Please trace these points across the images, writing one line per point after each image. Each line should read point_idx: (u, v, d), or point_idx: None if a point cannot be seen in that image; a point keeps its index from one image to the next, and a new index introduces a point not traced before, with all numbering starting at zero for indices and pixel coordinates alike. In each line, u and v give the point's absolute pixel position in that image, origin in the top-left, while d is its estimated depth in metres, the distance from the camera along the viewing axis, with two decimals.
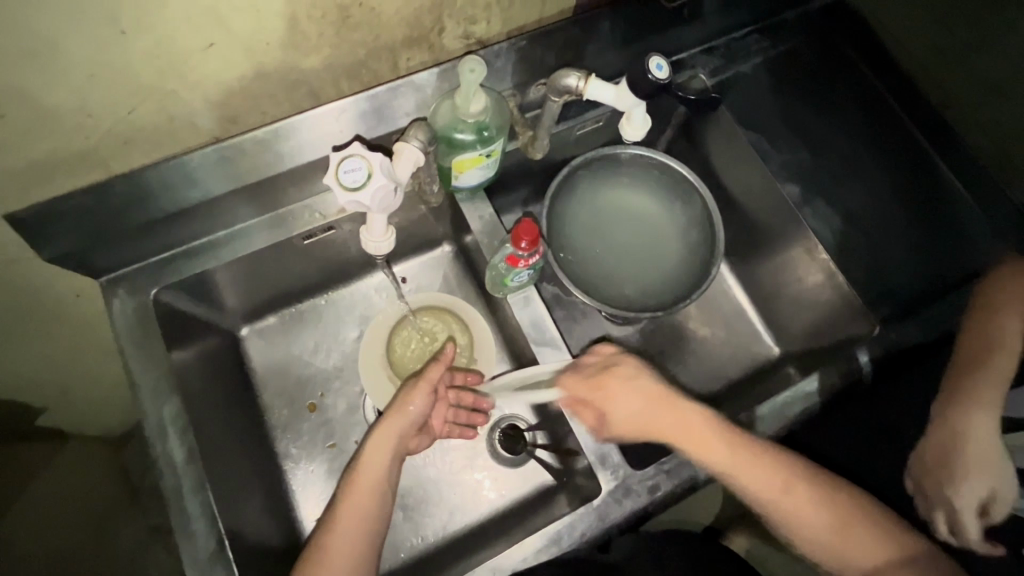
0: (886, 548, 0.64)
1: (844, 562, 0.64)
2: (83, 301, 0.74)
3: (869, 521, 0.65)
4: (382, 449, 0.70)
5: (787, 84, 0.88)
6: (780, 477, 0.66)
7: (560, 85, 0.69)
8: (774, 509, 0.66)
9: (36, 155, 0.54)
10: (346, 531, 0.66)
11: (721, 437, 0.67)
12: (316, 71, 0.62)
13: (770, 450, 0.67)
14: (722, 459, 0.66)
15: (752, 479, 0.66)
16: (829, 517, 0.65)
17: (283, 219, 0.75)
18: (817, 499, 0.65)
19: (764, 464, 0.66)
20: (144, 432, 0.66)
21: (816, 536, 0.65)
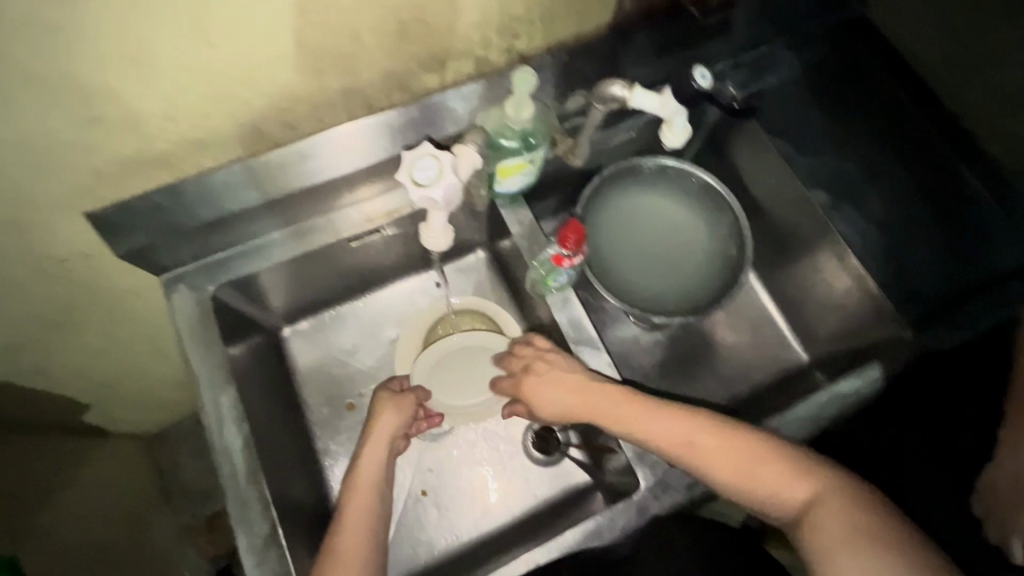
0: (803, 488, 0.64)
1: (774, 507, 0.65)
2: (143, 295, 0.79)
3: (779, 455, 0.65)
4: (377, 450, 0.73)
5: (812, 96, 0.91)
6: (687, 428, 0.68)
7: (606, 94, 0.73)
8: (687, 464, 0.68)
9: (122, 156, 0.59)
10: (360, 514, 0.69)
11: (618, 402, 0.72)
12: (372, 82, 0.66)
13: (669, 406, 0.70)
14: (626, 420, 0.71)
15: (656, 432, 0.69)
16: (737, 459, 0.65)
17: (332, 223, 0.79)
18: (723, 442, 0.67)
19: (665, 418, 0.70)
20: (203, 419, 0.70)
21: (734, 485, 0.65)
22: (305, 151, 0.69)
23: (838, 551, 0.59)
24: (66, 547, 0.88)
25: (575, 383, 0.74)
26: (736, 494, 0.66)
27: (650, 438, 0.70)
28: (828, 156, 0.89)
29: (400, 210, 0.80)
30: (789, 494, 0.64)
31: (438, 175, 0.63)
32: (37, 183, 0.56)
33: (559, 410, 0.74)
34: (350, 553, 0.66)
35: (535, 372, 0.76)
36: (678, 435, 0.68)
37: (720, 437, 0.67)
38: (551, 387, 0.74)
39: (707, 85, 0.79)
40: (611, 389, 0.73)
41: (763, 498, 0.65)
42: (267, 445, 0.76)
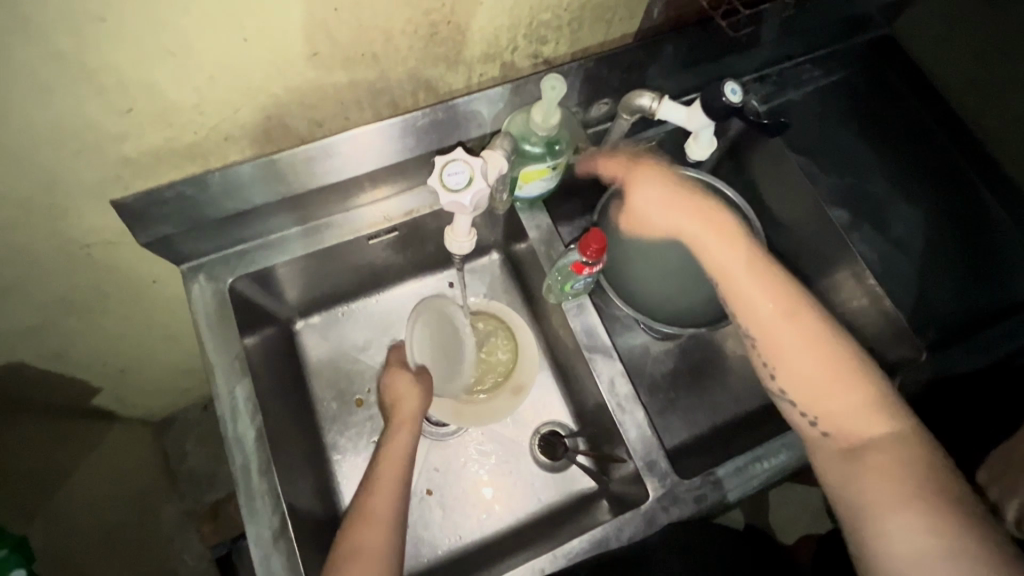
0: (883, 423, 0.64)
1: (840, 423, 0.66)
2: (162, 283, 0.79)
3: (876, 397, 0.66)
4: (407, 430, 0.74)
5: (834, 112, 0.91)
6: (801, 325, 0.69)
7: (633, 105, 0.72)
8: (780, 352, 0.69)
9: (150, 147, 0.59)
10: (390, 479, 0.70)
11: (742, 268, 0.73)
12: (400, 82, 0.66)
13: (781, 292, 0.71)
14: (740, 284, 0.72)
15: (755, 310, 0.71)
16: (832, 369, 0.67)
17: (351, 220, 0.80)
18: (830, 349, 0.68)
19: (771, 305, 0.71)
20: (218, 410, 0.71)
21: (812, 387, 0.67)
22: (326, 149, 0.69)
23: (879, 494, 0.61)
24: (75, 527, 0.89)
25: (707, 216, 0.75)
26: (802, 395, 0.68)
27: (751, 317, 0.71)
28: (848, 175, 0.89)
29: (420, 210, 0.81)
30: (861, 425, 0.65)
31: (468, 181, 0.63)
32: (69, 170, 0.57)
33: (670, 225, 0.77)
34: (375, 515, 0.67)
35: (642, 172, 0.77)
36: (793, 319, 0.69)
37: (833, 348, 0.68)
38: (659, 199, 0.77)
39: (738, 101, 0.70)
40: (737, 249, 0.74)
41: (830, 418, 0.66)
42: (278, 438, 0.77)
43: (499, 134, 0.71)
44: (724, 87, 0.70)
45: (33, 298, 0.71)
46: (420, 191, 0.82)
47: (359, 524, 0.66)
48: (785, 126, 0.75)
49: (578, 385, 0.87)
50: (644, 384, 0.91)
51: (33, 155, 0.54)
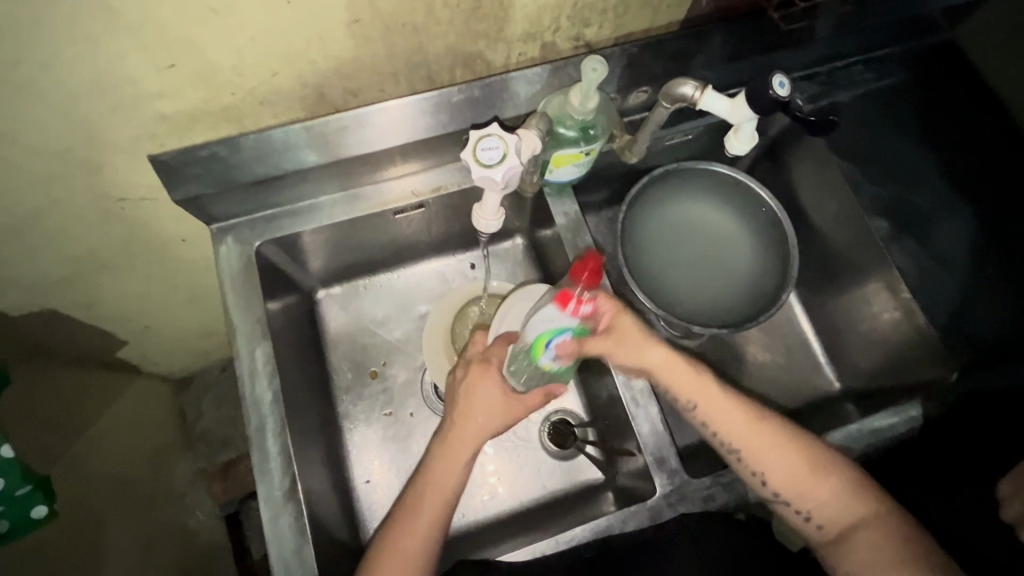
0: (861, 505, 0.66)
1: (823, 514, 0.67)
2: (191, 241, 0.81)
3: (850, 478, 0.68)
4: (451, 473, 0.68)
5: (884, 116, 0.88)
6: (765, 427, 0.70)
7: (675, 93, 0.69)
8: (755, 458, 0.69)
9: (188, 105, 0.60)
10: (449, 484, 0.68)
11: (703, 379, 0.72)
12: (438, 57, 0.65)
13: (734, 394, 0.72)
14: (706, 398, 0.72)
15: (722, 413, 0.71)
16: (803, 467, 0.68)
17: (379, 193, 0.80)
18: (796, 444, 0.69)
19: (734, 408, 0.71)
20: (237, 370, 0.72)
21: (790, 485, 0.68)
22: (359, 120, 0.69)
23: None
24: (94, 473, 0.91)
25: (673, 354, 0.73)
26: (788, 490, 0.68)
27: (718, 423, 0.71)
28: (891, 183, 0.86)
29: (448, 186, 0.81)
30: (842, 513, 0.66)
31: (502, 157, 0.62)
32: (109, 122, 0.58)
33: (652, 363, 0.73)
34: (406, 550, 0.65)
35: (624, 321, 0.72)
36: (754, 422, 0.70)
37: (796, 444, 0.69)
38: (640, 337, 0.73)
39: (786, 95, 0.67)
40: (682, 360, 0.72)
41: (815, 509, 0.68)
42: (293, 400, 0.78)
43: (535, 114, 0.70)
44: (772, 80, 0.67)
45: (66, 248, 0.73)
46: (449, 169, 0.81)
47: (390, 560, 0.64)
48: (836, 126, 0.69)
49: (592, 375, 0.87)
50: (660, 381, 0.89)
51: (77, 105, 0.55)
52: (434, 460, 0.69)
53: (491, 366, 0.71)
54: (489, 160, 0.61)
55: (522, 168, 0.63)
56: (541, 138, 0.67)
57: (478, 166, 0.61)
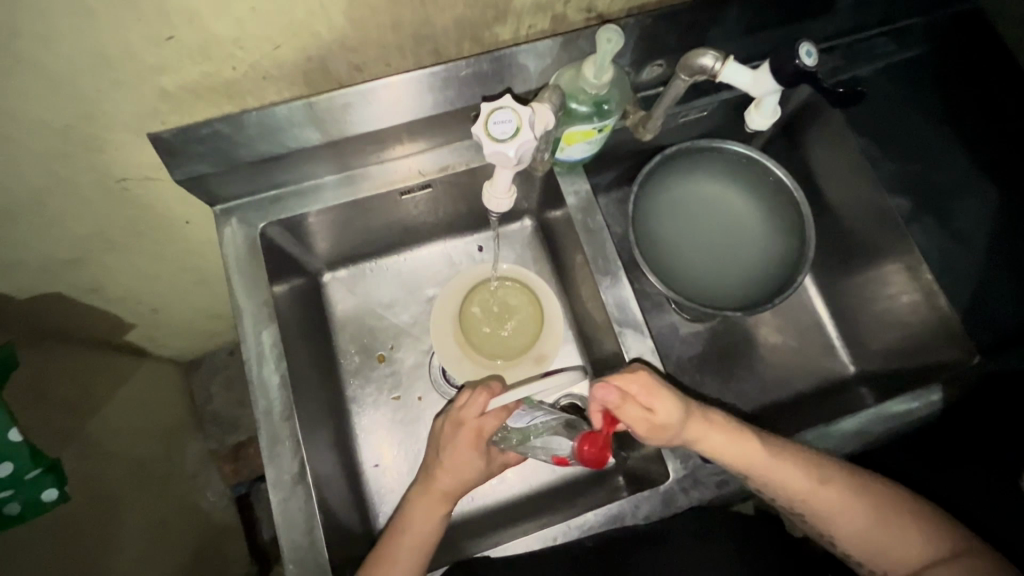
0: (928, 544, 0.65)
1: (890, 565, 0.66)
2: (195, 222, 0.80)
3: (915, 515, 0.66)
4: (428, 519, 0.68)
5: (907, 90, 0.85)
6: (827, 487, 0.67)
7: (695, 65, 0.66)
8: (817, 516, 0.67)
9: (188, 81, 0.58)
10: (430, 519, 0.69)
11: (759, 450, 0.67)
12: (445, 29, 0.63)
13: (793, 454, 0.68)
14: (760, 464, 0.67)
15: (784, 479, 0.67)
16: (866, 516, 0.66)
17: (385, 174, 0.78)
18: (855, 495, 0.67)
19: (795, 472, 0.67)
20: (245, 354, 0.71)
21: (856, 539, 0.67)
22: (363, 97, 0.67)
23: None
24: (108, 456, 0.92)
25: (714, 422, 0.68)
26: (853, 543, 0.67)
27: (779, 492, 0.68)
28: (913, 161, 0.82)
29: (456, 166, 0.79)
30: (912, 558, 0.65)
31: (515, 131, 0.59)
32: (108, 98, 0.56)
33: (699, 439, 0.68)
34: None
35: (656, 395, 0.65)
36: (814, 479, 0.67)
37: (856, 492, 0.67)
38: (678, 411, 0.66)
39: (812, 66, 0.63)
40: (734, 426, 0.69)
41: (880, 561, 0.66)
42: (301, 384, 0.78)
43: (548, 88, 0.67)
44: (798, 49, 0.64)
45: (69, 229, 0.71)
46: (457, 147, 0.79)
47: None
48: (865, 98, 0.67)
49: (603, 360, 0.85)
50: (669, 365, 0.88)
51: (73, 81, 0.53)
52: (418, 498, 0.70)
53: (479, 436, 0.68)
54: (502, 135, 0.59)
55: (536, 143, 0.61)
56: (555, 113, 0.65)
57: (493, 142, 0.59)
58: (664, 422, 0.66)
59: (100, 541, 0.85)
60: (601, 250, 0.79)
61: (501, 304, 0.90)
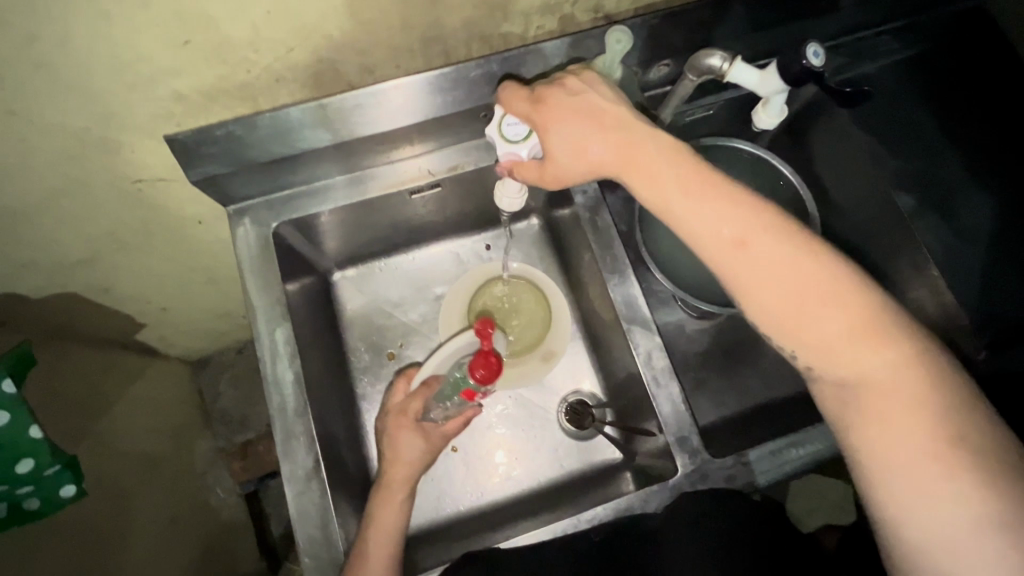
0: (877, 342, 0.50)
1: (820, 359, 0.52)
2: (209, 222, 0.81)
3: (857, 318, 0.50)
4: (389, 516, 0.69)
5: (913, 86, 0.85)
6: (775, 248, 0.52)
7: (703, 65, 0.65)
8: (734, 287, 0.54)
9: (204, 83, 0.59)
10: (390, 523, 0.69)
11: (679, 191, 0.55)
12: (454, 31, 0.64)
13: (744, 215, 0.53)
14: (674, 201, 0.55)
15: (704, 217, 0.54)
16: (799, 319, 0.52)
17: (394, 174, 0.79)
18: (791, 271, 0.52)
19: (725, 218, 0.54)
20: (259, 351, 0.72)
21: (782, 322, 0.53)
22: (373, 98, 0.68)
23: (880, 435, 0.49)
24: (119, 450, 0.93)
25: (615, 126, 0.58)
26: (777, 324, 0.53)
27: (699, 241, 0.55)
28: (918, 158, 0.83)
29: (465, 165, 0.80)
30: (855, 359, 0.50)
31: (527, 132, 0.63)
32: (126, 101, 0.57)
33: (585, 153, 0.58)
34: None
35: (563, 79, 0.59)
36: (730, 234, 0.53)
37: (788, 266, 0.52)
38: (569, 127, 0.58)
39: (819, 66, 0.64)
40: (671, 156, 0.56)
41: (811, 355, 0.53)
42: (313, 381, 0.79)
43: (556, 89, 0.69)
44: (806, 49, 0.64)
45: (86, 230, 0.73)
46: (465, 148, 0.80)
47: None
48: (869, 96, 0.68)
49: (611, 357, 0.86)
50: (676, 362, 0.88)
51: (94, 85, 0.54)
52: (378, 496, 0.71)
53: (408, 416, 0.74)
54: (515, 136, 0.63)
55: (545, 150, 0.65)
56: None
57: (503, 142, 0.63)
58: (547, 154, 0.59)
59: (110, 538, 0.85)
60: (609, 249, 0.81)
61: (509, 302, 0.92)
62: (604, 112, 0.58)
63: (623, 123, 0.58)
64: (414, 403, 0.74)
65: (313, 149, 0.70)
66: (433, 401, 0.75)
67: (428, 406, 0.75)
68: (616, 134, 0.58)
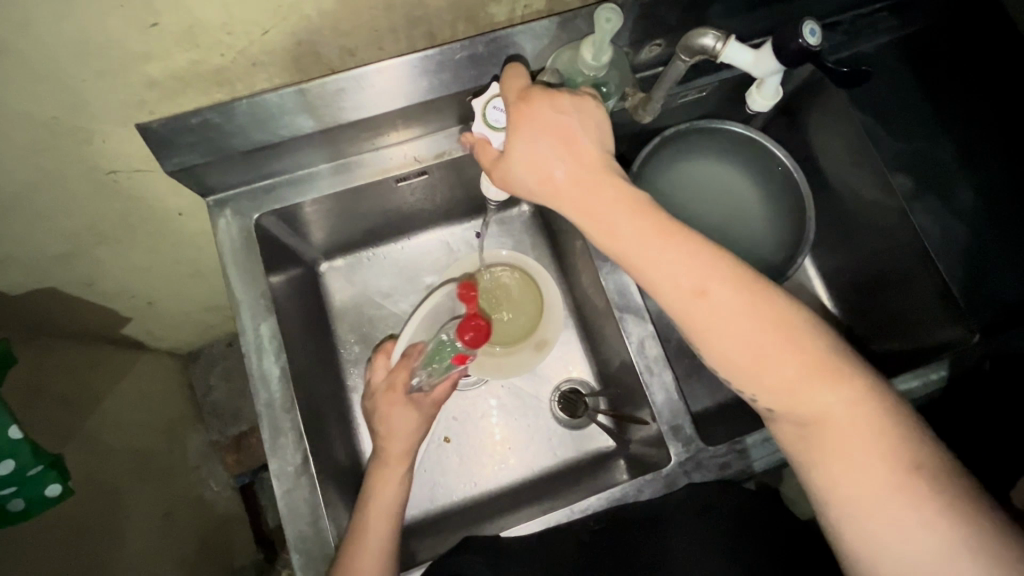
0: (834, 385, 0.51)
1: (780, 401, 0.53)
2: (188, 215, 0.79)
3: (815, 363, 0.51)
4: (387, 493, 0.68)
5: (912, 62, 0.82)
6: (735, 294, 0.52)
7: (695, 44, 0.64)
8: (696, 331, 0.54)
9: (176, 68, 0.56)
10: (391, 496, 0.68)
11: (643, 235, 0.54)
12: (439, 11, 0.61)
13: (706, 258, 0.53)
14: (635, 248, 0.54)
15: (668, 262, 0.53)
16: (758, 361, 0.52)
17: (380, 161, 0.77)
18: (750, 314, 0.52)
19: (689, 263, 0.53)
20: (244, 346, 0.71)
21: (742, 365, 0.53)
22: (356, 83, 0.66)
23: (843, 472, 0.50)
24: (110, 447, 0.92)
25: (581, 159, 0.56)
26: (738, 366, 0.53)
27: (662, 285, 0.54)
28: (917, 138, 0.80)
29: (452, 152, 0.77)
30: (815, 402, 0.51)
31: None
32: (93, 88, 0.54)
33: (551, 190, 0.56)
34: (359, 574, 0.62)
35: (528, 110, 0.56)
36: (691, 279, 0.53)
37: (744, 313, 0.52)
38: (533, 167, 0.56)
39: (815, 45, 0.62)
40: (634, 201, 0.55)
41: (771, 397, 0.53)
42: (302, 375, 0.78)
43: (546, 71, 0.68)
44: (801, 28, 0.62)
45: (61, 223, 0.70)
46: (453, 134, 0.78)
47: None
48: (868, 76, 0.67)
49: (604, 346, 0.85)
50: (669, 348, 0.88)
51: (58, 71, 0.52)
52: (377, 467, 0.70)
53: (397, 391, 0.71)
54: (496, 121, 0.61)
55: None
56: None
57: (484, 123, 0.61)
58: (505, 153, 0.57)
59: (103, 535, 0.85)
60: None
61: (501, 290, 0.90)
62: (571, 145, 0.56)
63: (589, 155, 0.56)
64: (400, 373, 0.72)
65: (295, 136, 0.68)
66: (417, 367, 0.73)
67: (413, 374, 0.73)
68: (582, 168, 0.56)
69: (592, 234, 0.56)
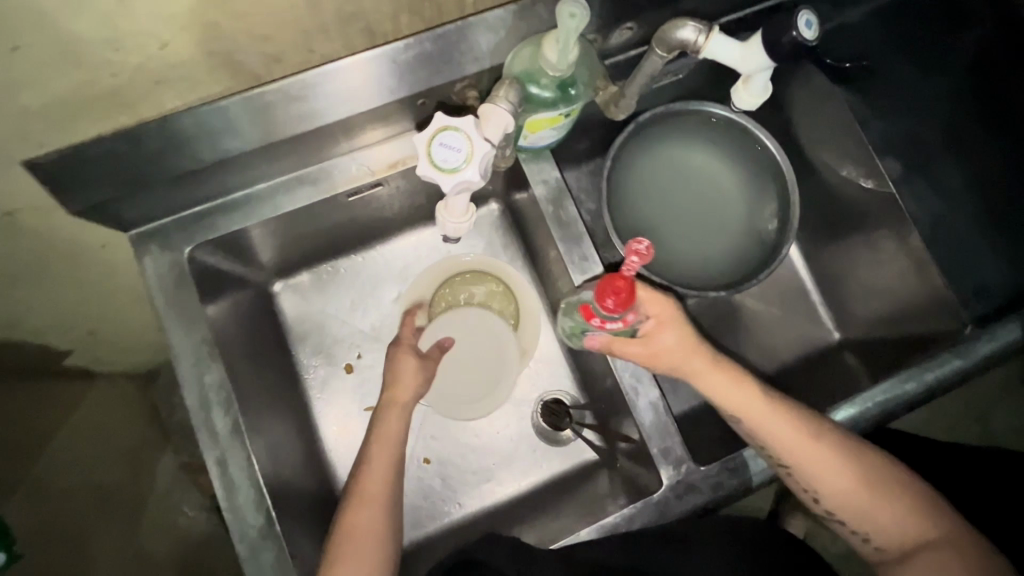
0: (927, 523, 0.61)
1: (878, 532, 0.63)
2: (107, 254, 0.70)
3: (901, 497, 0.62)
4: (394, 426, 0.66)
5: (908, 23, 0.75)
6: (836, 448, 0.64)
7: (674, 38, 0.59)
8: (809, 472, 0.64)
9: (58, 95, 0.46)
10: (392, 434, 0.66)
11: (764, 398, 0.65)
12: (377, 5, 0.51)
13: (815, 421, 0.65)
14: (752, 403, 0.65)
15: (778, 423, 0.64)
16: (855, 495, 0.63)
17: (327, 175, 0.69)
18: (850, 464, 0.63)
19: (801, 424, 0.64)
20: (187, 403, 0.64)
21: (844, 501, 0.63)
22: (292, 95, 0.57)
23: None
24: None
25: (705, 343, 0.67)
26: (842, 503, 0.63)
27: (769, 437, 0.65)
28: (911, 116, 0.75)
29: (407, 161, 0.70)
30: (906, 530, 0.62)
31: (459, 162, 0.57)
32: None
33: (678, 365, 0.67)
34: (363, 526, 0.61)
35: (663, 321, 0.66)
36: (799, 427, 0.64)
37: (845, 460, 0.63)
38: (672, 343, 0.66)
39: (810, 37, 0.60)
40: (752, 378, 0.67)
41: (874, 529, 0.63)
42: (259, 417, 0.72)
43: (502, 80, 0.59)
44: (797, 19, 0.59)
45: None
46: (406, 140, 0.70)
47: (345, 538, 0.60)
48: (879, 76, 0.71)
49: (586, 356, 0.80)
50: None
51: None
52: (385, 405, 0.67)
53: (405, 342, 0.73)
54: (444, 162, 0.57)
55: (477, 182, 0.59)
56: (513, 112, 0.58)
57: (431, 164, 0.57)
58: (645, 349, 0.67)
59: None
60: (576, 246, 0.73)
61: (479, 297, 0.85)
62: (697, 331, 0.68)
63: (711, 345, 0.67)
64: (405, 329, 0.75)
65: (221, 153, 0.60)
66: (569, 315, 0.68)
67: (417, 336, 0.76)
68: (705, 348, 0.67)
69: (716, 399, 0.67)
